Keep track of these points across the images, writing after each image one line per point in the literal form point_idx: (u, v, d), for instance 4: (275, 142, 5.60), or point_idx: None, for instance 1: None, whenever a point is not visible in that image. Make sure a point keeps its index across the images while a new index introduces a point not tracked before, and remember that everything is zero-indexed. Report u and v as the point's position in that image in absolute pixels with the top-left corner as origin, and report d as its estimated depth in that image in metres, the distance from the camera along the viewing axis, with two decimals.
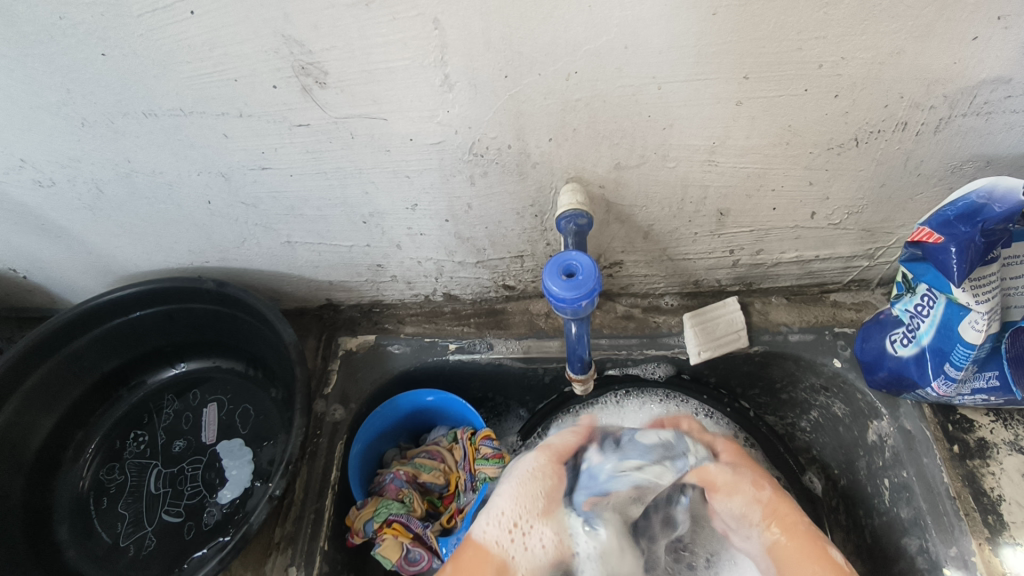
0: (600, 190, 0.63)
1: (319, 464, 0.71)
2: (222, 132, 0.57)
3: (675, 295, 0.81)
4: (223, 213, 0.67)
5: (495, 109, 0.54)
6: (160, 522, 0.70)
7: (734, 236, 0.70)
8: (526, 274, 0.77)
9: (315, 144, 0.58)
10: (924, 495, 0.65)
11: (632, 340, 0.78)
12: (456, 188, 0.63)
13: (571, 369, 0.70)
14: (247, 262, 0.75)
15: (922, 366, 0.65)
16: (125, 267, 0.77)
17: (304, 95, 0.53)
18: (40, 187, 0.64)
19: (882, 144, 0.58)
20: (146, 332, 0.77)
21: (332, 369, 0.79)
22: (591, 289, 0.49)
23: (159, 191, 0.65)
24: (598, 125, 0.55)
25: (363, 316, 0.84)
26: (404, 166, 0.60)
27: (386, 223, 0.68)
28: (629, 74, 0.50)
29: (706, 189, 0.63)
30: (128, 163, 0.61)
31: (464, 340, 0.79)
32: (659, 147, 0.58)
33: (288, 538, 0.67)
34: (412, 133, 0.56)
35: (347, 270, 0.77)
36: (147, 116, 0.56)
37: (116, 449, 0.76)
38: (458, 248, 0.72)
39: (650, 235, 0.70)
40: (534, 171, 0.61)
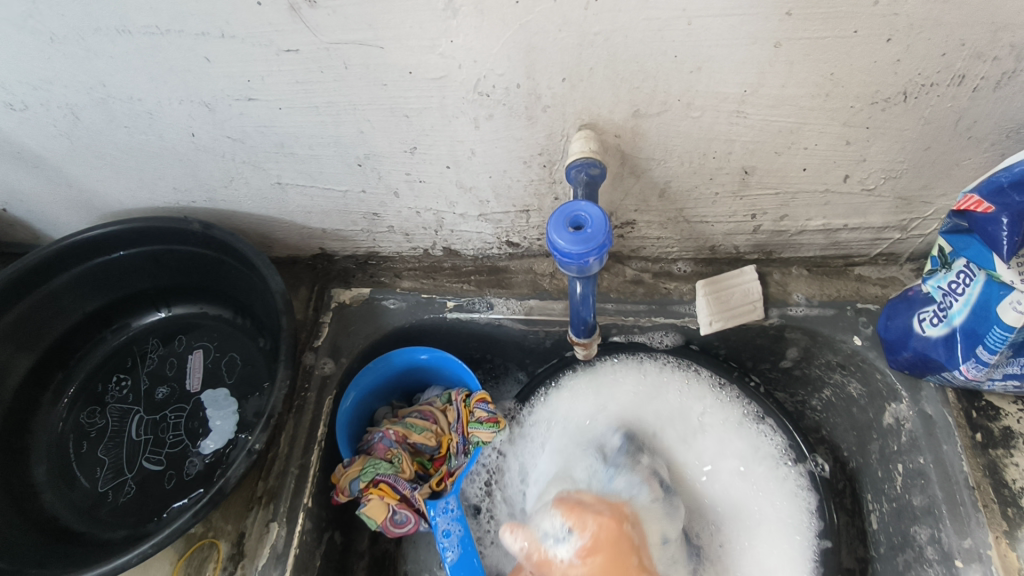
0: (615, 140, 0.58)
1: (306, 419, 0.69)
2: (203, 56, 0.52)
3: (690, 261, 0.76)
4: (208, 147, 0.63)
5: (504, 40, 0.48)
6: (140, 470, 0.68)
7: (758, 199, 0.65)
8: (533, 231, 0.72)
9: (304, 73, 0.53)
10: (941, 483, 0.62)
11: (640, 307, 0.73)
12: (459, 132, 0.58)
13: (573, 332, 0.66)
14: (236, 204, 0.71)
15: (951, 348, 0.60)
16: (108, 203, 0.73)
17: (292, 15, 0.47)
18: (13, 110, 0.59)
19: (933, 101, 0.52)
20: (131, 273, 0.74)
21: (323, 322, 0.75)
22: (601, 244, 0.44)
23: (139, 119, 0.60)
24: (617, 65, 0.50)
25: (358, 268, 0.80)
26: (403, 104, 0.55)
27: (383, 167, 0.63)
28: (656, 4, 0.45)
29: (732, 143, 0.57)
30: (103, 87, 0.56)
31: (464, 298, 0.75)
32: (683, 93, 0.52)
33: (271, 493, 0.65)
34: (412, 65, 0.51)
35: (342, 217, 0.72)
36: (120, 32, 0.50)
37: (98, 393, 0.73)
38: (460, 199, 0.67)
39: (666, 194, 0.65)
40: (544, 116, 0.55)
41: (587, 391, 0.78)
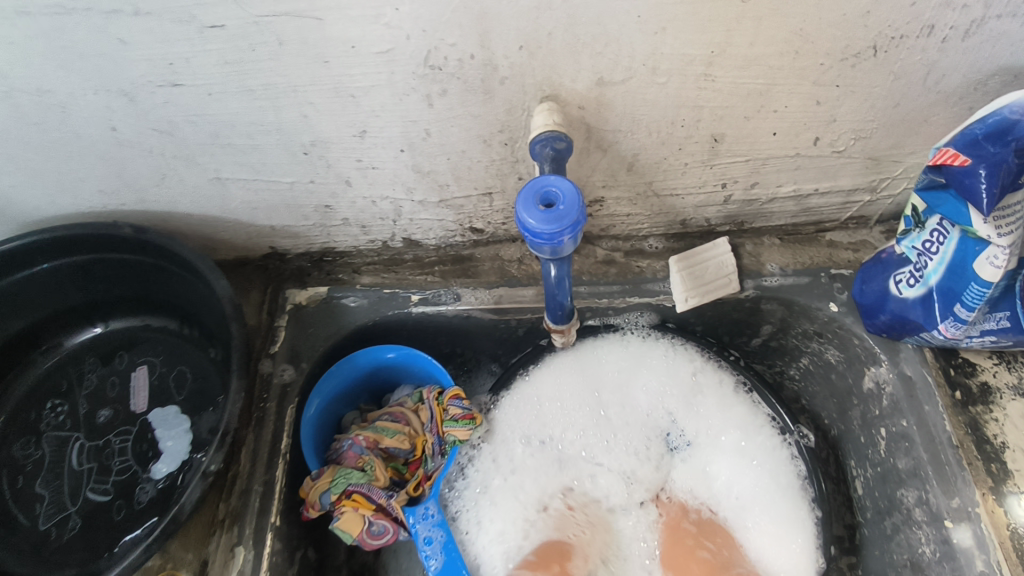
0: (579, 112, 0.54)
1: (267, 432, 0.64)
2: (115, 36, 0.46)
3: (661, 237, 0.73)
4: (134, 142, 0.57)
5: (454, 6, 0.44)
6: (85, 502, 0.62)
7: (728, 167, 0.63)
8: (497, 215, 0.68)
9: (233, 52, 0.47)
10: (925, 445, 0.61)
11: (614, 288, 0.71)
12: (411, 111, 0.54)
13: (551, 320, 0.64)
14: (171, 205, 0.65)
15: (928, 309, 0.60)
16: (25, 211, 0.65)
17: None
18: None
19: (903, 54, 0.50)
20: (59, 287, 0.67)
21: (278, 326, 0.70)
22: (574, 221, 0.41)
23: (50, 114, 0.53)
24: (578, 28, 0.46)
25: (314, 266, 0.75)
26: (348, 82, 0.50)
27: (331, 154, 0.59)
28: None
29: (700, 110, 0.55)
30: (3, 78, 0.49)
31: (429, 291, 0.71)
32: (648, 57, 0.49)
33: (233, 515, 0.60)
34: (355, 38, 0.46)
35: (291, 212, 0.67)
36: (15, 13, 0.44)
37: (30, 421, 0.66)
38: (417, 185, 0.63)
39: (634, 167, 0.62)
40: (502, 89, 0.51)
41: (573, 370, 0.75)
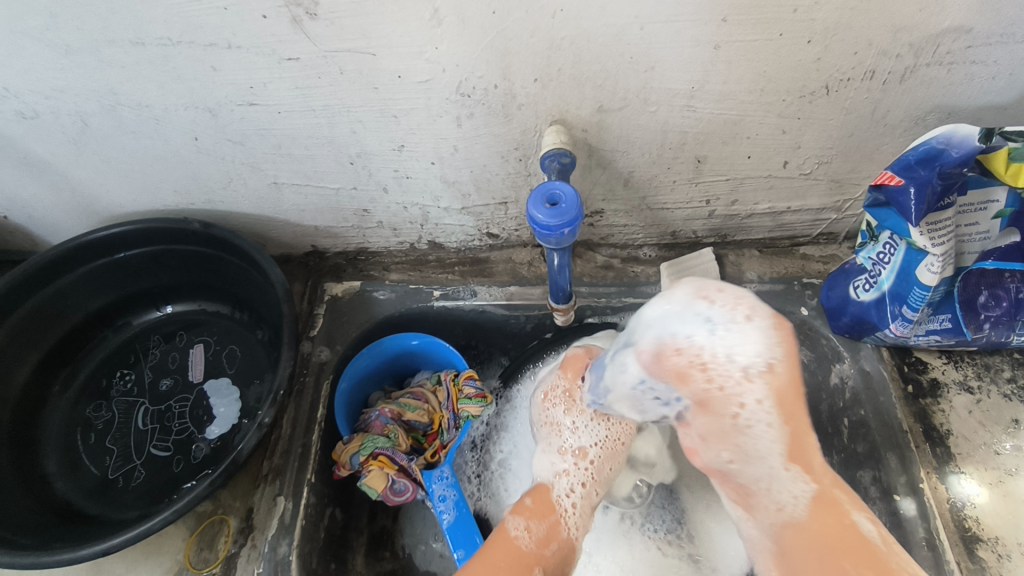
0: (583, 134, 0.65)
1: (306, 402, 0.74)
2: (210, 65, 0.57)
3: (654, 246, 0.84)
4: (210, 150, 0.68)
5: (483, 46, 0.55)
6: (149, 456, 0.72)
7: (711, 186, 0.73)
8: (510, 221, 0.79)
9: (303, 79, 0.59)
10: (880, 430, 0.70)
11: (611, 289, 0.81)
12: (443, 130, 0.64)
13: (554, 300, 0.73)
14: (233, 205, 0.76)
15: (881, 310, 0.69)
16: (109, 207, 0.77)
17: (294, 27, 0.53)
18: (24, 119, 0.63)
19: (851, 93, 0.60)
20: (133, 273, 0.78)
21: (318, 313, 0.80)
22: (574, 217, 0.51)
23: (146, 126, 0.64)
24: (582, 66, 0.57)
25: (349, 263, 0.85)
26: (392, 106, 0.62)
27: (373, 165, 0.70)
28: (612, 13, 0.52)
29: (684, 135, 0.65)
30: (114, 95, 0.61)
31: (449, 287, 0.81)
32: (640, 91, 0.60)
33: (276, 470, 0.70)
34: (401, 69, 0.57)
35: (333, 214, 0.78)
36: (133, 44, 0.55)
37: (103, 388, 0.77)
38: (444, 193, 0.74)
39: (630, 183, 0.72)
40: (519, 113, 0.62)
41: None
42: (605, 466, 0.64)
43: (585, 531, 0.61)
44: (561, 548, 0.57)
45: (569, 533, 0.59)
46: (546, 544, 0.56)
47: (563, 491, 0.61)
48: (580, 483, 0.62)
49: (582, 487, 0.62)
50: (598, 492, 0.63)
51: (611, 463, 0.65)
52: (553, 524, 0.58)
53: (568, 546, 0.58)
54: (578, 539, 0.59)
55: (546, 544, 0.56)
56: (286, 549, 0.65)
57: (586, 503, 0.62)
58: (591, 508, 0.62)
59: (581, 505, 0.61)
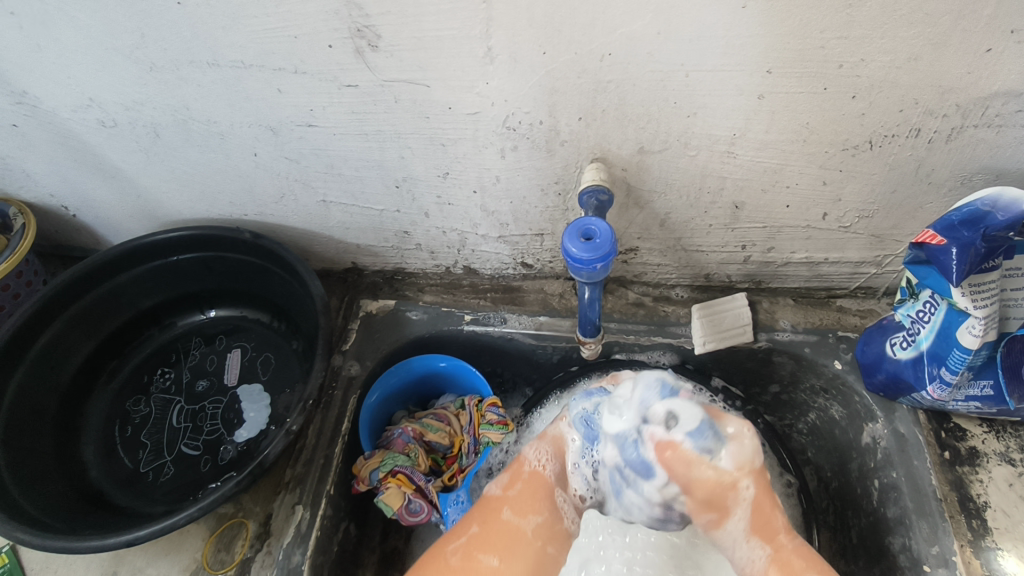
0: (622, 173, 0.66)
1: (332, 414, 0.75)
2: (277, 87, 0.61)
3: (686, 287, 0.84)
4: (267, 165, 0.71)
5: (532, 83, 0.57)
6: (179, 453, 0.74)
7: (747, 232, 0.73)
8: (545, 253, 0.80)
9: (360, 105, 0.62)
10: (912, 495, 0.67)
11: (641, 326, 0.81)
12: (488, 160, 0.67)
13: (581, 332, 0.74)
14: (283, 218, 0.80)
15: (918, 370, 0.67)
16: (169, 214, 0.82)
17: (357, 57, 0.57)
18: (104, 127, 0.68)
19: (895, 149, 0.60)
20: (183, 276, 0.82)
21: (352, 328, 0.82)
22: (607, 252, 0.51)
23: (211, 140, 0.69)
24: (626, 108, 0.59)
25: (385, 282, 0.88)
26: (441, 134, 0.64)
27: (417, 189, 0.72)
28: (659, 59, 0.54)
29: (724, 180, 0.66)
30: (186, 110, 0.65)
31: (480, 312, 0.83)
32: (682, 134, 0.61)
33: (298, 479, 0.71)
34: (452, 101, 0.60)
35: (375, 234, 0.81)
36: (209, 65, 0.59)
37: (144, 383, 0.81)
38: (483, 221, 0.76)
39: (666, 223, 0.73)
40: (562, 149, 0.64)
41: None
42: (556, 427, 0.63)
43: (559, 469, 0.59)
44: (530, 487, 0.57)
45: (533, 469, 0.59)
46: (510, 488, 0.58)
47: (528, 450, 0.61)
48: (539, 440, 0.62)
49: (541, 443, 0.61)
50: (564, 431, 0.62)
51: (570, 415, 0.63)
52: (517, 468, 0.60)
53: (537, 481, 0.58)
54: (547, 472, 0.59)
55: (510, 487, 0.58)
56: (300, 559, 0.65)
57: (553, 445, 0.61)
58: (563, 448, 0.61)
59: (540, 449, 0.61)
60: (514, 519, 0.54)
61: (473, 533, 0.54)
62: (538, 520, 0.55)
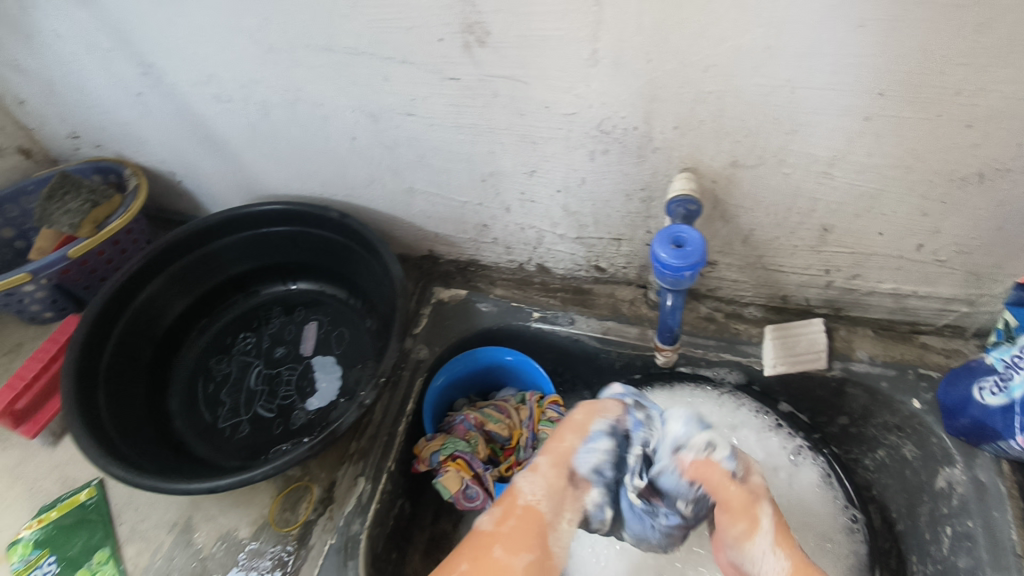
0: (711, 185, 0.66)
1: (399, 394, 0.78)
2: (384, 75, 0.64)
3: (760, 307, 0.82)
4: (363, 149, 0.74)
5: (632, 89, 0.58)
6: (254, 414, 0.79)
7: (833, 256, 0.71)
8: (620, 258, 0.81)
9: (460, 98, 0.64)
10: (988, 548, 0.64)
11: (710, 342, 0.80)
12: (576, 161, 0.68)
13: (659, 339, 0.74)
14: (370, 202, 0.83)
15: (1008, 419, 0.63)
16: (265, 188, 0.86)
17: (464, 51, 0.59)
18: (219, 102, 0.73)
19: (1007, 185, 0.58)
20: (273, 248, 0.86)
21: (423, 314, 0.85)
22: (695, 262, 0.51)
23: (315, 122, 0.72)
24: (724, 120, 0.59)
25: (458, 272, 0.90)
26: (534, 132, 0.66)
27: (503, 185, 0.74)
28: (765, 74, 0.53)
29: (816, 201, 0.65)
30: (296, 91, 0.69)
31: (549, 310, 0.84)
32: (778, 151, 0.60)
33: (362, 452, 0.74)
34: (550, 101, 0.61)
35: (455, 225, 0.83)
36: (324, 50, 0.63)
37: (226, 344, 0.86)
38: (562, 221, 0.77)
39: (749, 240, 0.72)
40: (652, 156, 0.64)
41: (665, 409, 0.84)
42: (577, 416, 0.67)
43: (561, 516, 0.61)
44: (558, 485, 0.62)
45: (526, 503, 0.60)
46: (503, 524, 0.59)
47: (528, 492, 0.61)
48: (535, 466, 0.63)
49: (543, 469, 0.63)
50: (541, 466, 0.63)
51: (601, 414, 0.67)
52: (510, 503, 0.60)
53: (538, 521, 0.59)
54: (543, 509, 0.60)
55: (502, 523, 0.59)
56: (359, 528, 0.68)
57: (546, 479, 0.62)
58: (557, 484, 0.62)
59: (539, 481, 0.62)
60: (505, 557, 0.56)
61: (463, 570, 0.55)
62: (532, 558, 0.57)
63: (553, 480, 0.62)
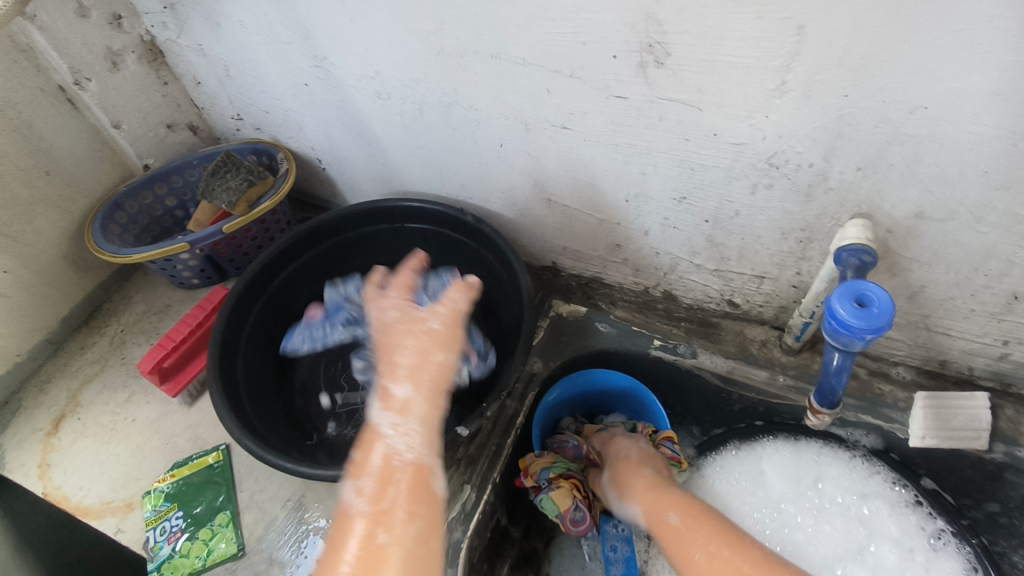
0: (885, 235, 0.60)
1: (512, 406, 0.77)
2: (547, 87, 0.63)
3: (911, 368, 0.75)
4: (509, 157, 0.74)
5: (817, 124, 0.53)
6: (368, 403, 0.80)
7: (1017, 327, 0.63)
8: (758, 296, 0.76)
9: (622, 117, 0.62)
10: None
11: (851, 401, 0.74)
12: (734, 193, 0.64)
13: (815, 400, 0.66)
14: (505, 208, 0.83)
15: None
16: (403, 183, 0.88)
17: (637, 70, 0.56)
18: (378, 98, 0.75)
19: None
20: (404, 242, 0.88)
21: (541, 325, 0.85)
22: (882, 326, 0.46)
23: (467, 124, 0.73)
24: (919, 166, 0.53)
25: (579, 287, 0.88)
26: (694, 158, 0.62)
27: (646, 207, 0.71)
28: (985, 122, 0.47)
29: (1011, 266, 0.57)
30: (454, 95, 0.69)
31: (671, 340, 0.81)
32: (977, 208, 0.54)
33: (469, 459, 0.73)
34: (720, 128, 0.58)
35: (586, 241, 0.81)
36: (492, 58, 0.63)
37: None
38: (703, 251, 0.73)
39: (916, 296, 0.65)
40: (823, 196, 0.59)
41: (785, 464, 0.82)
42: (439, 323, 0.57)
43: (428, 454, 0.49)
44: (433, 387, 0.52)
45: (402, 466, 0.47)
46: (380, 498, 0.46)
47: (387, 427, 0.49)
48: (392, 371, 0.53)
49: (387, 387, 0.52)
50: (400, 387, 0.52)
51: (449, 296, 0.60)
52: (367, 457, 0.48)
53: (428, 485, 0.47)
54: (425, 464, 0.48)
55: (379, 497, 0.45)
56: (460, 536, 0.67)
57: (417, 421, 0.50)
58: (431, 430, 0.50)
59: (409, 420, 0.50)
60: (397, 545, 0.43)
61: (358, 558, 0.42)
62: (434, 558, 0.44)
63: (428, 417, 0.50)
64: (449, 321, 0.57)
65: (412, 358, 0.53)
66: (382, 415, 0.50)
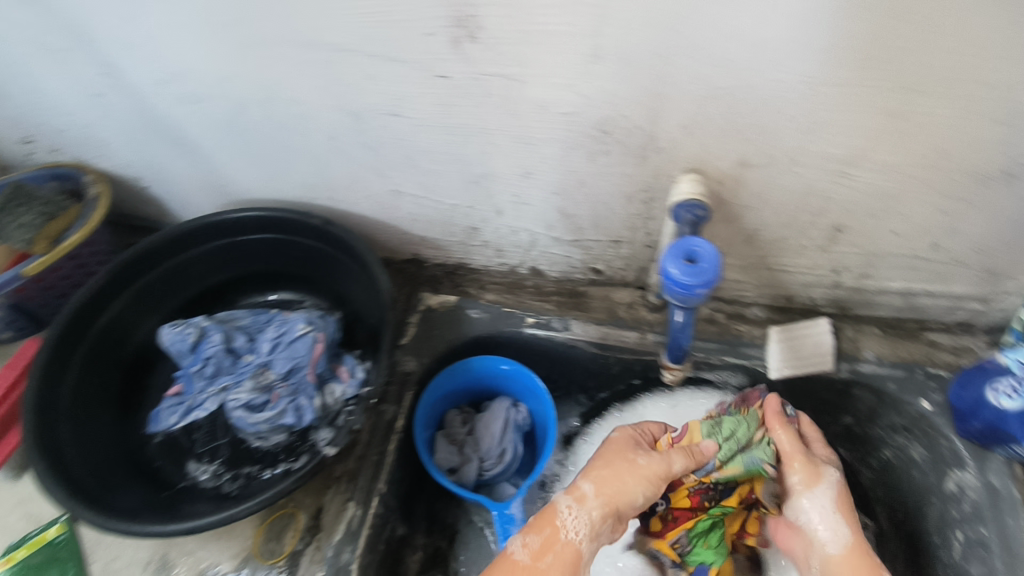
0: (717, 187, 0.62)
1: (390, 411, 0.73)
2: (366, 73, 0.58)
3: (764, 307, 0.79)
4: (344, 152, 0.69)
5: (638, 87, 0.53)
6: (234, 436, 0.74)
7: (843, 256, 0.68)
8: (618, 260, 0.77)
9: (449, 97, 0.59)
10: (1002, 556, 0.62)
11: (711, 344, 0.76)
12: (574, 163, 0.63)
13: (666, 356, 0.71)
14: (352, 205, 0.78)
15: None
16: (237, 192, 0.80)
17: (453, 47, 0.53)
18: (184, 103, 0.67)
19: None
20: (249, 256, 0.81)
21: (410, 322, 0.80)
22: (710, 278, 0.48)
23: (290, 122, 0.66)
24: (736, 118, 0.54)
25: (446, 276, 0.85)
26: (529, 133, 0.61)
27: (494, 187, 0.69)
28: (785, 70, 0.49)
29: (829, 202, 0.61)
30: (269, 91, 0.63)
31: (544, 316, 0.79)
32: (793, 151, 0.56)
33: (350, 474, 0.69)
34: (547, 100, 0.56)
35: (442, 228, 0.78)
36: (299, 47, 0.57)
37: None
38: (558, 223, 0.72)
39: (754, 240, 0.68)
40: (656, 157, 0.60)
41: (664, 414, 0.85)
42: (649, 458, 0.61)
43: (594, 542, 0.58)
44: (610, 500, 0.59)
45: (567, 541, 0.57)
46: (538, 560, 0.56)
47: (564, 508, 0.59)
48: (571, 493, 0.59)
49: (570, 498, 0.59)
50: (587, 488, 0.59)
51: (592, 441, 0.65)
52: (548, 536, 0.57)
53: (570, 550, 0.57)
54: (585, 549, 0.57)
55: (540, 558, 0.56)
56: (349, 557, 0.64)
57: (591, 512, 0.58)
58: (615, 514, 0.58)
59: (588, 511, 0.58)
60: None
61: None
62: None
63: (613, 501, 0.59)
64: (688, 458, 0.61)
65: (608, 476, 0.60)
66: (566, 515, 0.58)
